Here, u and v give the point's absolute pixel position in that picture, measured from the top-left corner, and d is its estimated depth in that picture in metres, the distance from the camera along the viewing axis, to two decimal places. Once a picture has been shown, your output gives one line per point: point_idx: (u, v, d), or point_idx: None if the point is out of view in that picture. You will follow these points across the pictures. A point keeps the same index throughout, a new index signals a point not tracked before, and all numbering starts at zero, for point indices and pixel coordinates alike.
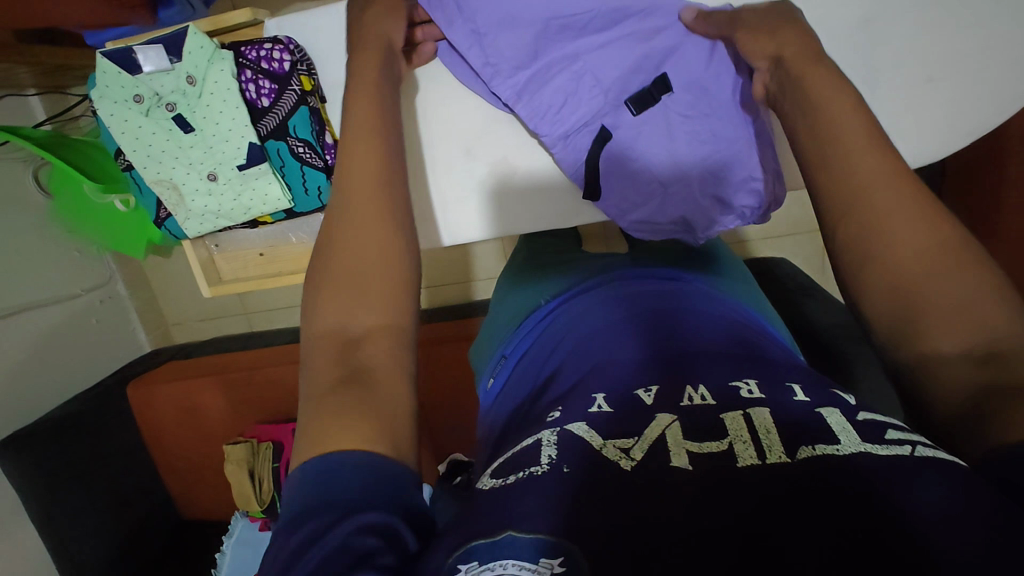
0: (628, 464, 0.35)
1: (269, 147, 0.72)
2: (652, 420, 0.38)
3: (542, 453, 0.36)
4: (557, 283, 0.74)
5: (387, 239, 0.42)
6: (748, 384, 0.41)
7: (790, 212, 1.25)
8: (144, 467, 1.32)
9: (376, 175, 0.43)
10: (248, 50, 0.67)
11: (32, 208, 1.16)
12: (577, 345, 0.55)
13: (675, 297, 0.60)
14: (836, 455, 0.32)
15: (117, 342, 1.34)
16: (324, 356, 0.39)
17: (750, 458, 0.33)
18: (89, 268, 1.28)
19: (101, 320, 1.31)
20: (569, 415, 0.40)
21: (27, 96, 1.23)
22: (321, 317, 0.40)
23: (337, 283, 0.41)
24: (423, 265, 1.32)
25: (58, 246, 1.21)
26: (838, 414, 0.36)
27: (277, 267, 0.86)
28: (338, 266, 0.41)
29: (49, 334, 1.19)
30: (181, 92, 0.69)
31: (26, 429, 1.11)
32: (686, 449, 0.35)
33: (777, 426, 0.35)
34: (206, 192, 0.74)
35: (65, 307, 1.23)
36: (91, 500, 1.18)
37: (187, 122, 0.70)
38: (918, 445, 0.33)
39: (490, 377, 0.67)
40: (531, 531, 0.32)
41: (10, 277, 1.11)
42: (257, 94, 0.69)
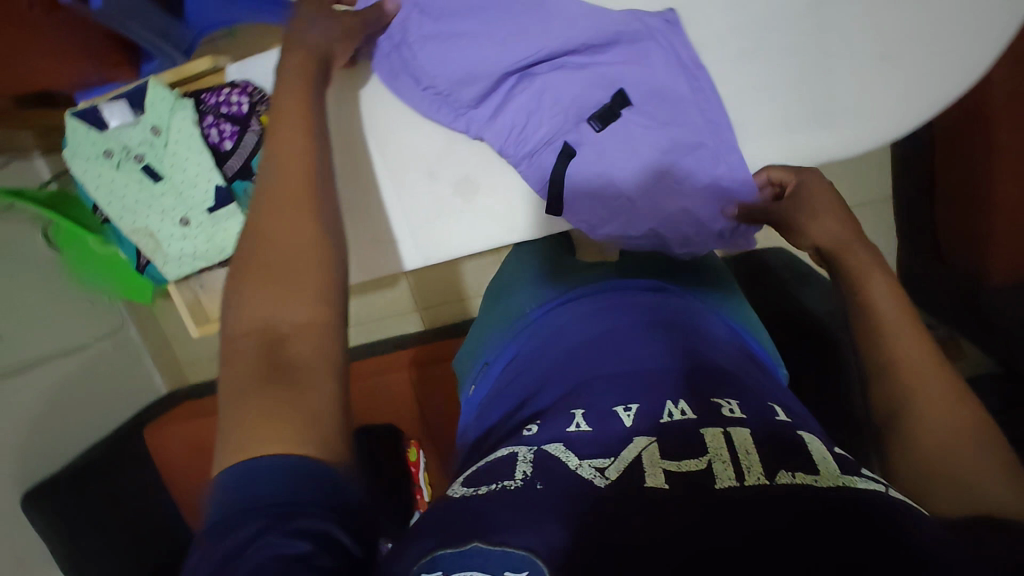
0: (602, 482, 0.39)
1: (236, 188, 0.75)
2: (631, 442, 0.41)
3: (517, 468, 0.41)
4: (539, 293, 0.74)
5: (314, 235, 0.44)
6: (730, 404, 0.45)
7: None
8: (165, 507, 1.35)
9: (306, 179, 0.45)
10: (209, 97, 0.71)
11: (43, 265, 1.21)
12: (560, 356, 0.56)
13: (660, 308, 0.61)
14: (814, 484, 0.37)
15: (132, 386, 1.38)
16: (248, 345, 0.40)
17: (729, 480, 0.38)
18: (99, 316, 1.32)
19: (114, 366, 1.35)
20: (549, 435, 0.44)
21: (32, 157, 1.27)
22: (248, 311, 0.41)
23: (261, 268, 0.42)
24: (415, 286, 1.33)
25: (69, 298, 1.25)
26: (819, 443, 0.42)
27: None
28: (259, 253, 0.42)
29: (67, 385, 1.23)
30: (148, 144, 0.72)
31: (50, 479, 1.15)
32: (663, 468, 0.39)
33: (756, 448, 0.39)
34: (181, 236, 0.76)
35: (79, 356, 1.27)
36: (114, 543, 1.20)
37: (156, 171, 0.74)
38: (890, 488, 0.38)
39: (472, 385, 0.68)
40: (503, 544, 0.35)
41: (26, 333, 1.16)
42: (220, 138, 0.72)
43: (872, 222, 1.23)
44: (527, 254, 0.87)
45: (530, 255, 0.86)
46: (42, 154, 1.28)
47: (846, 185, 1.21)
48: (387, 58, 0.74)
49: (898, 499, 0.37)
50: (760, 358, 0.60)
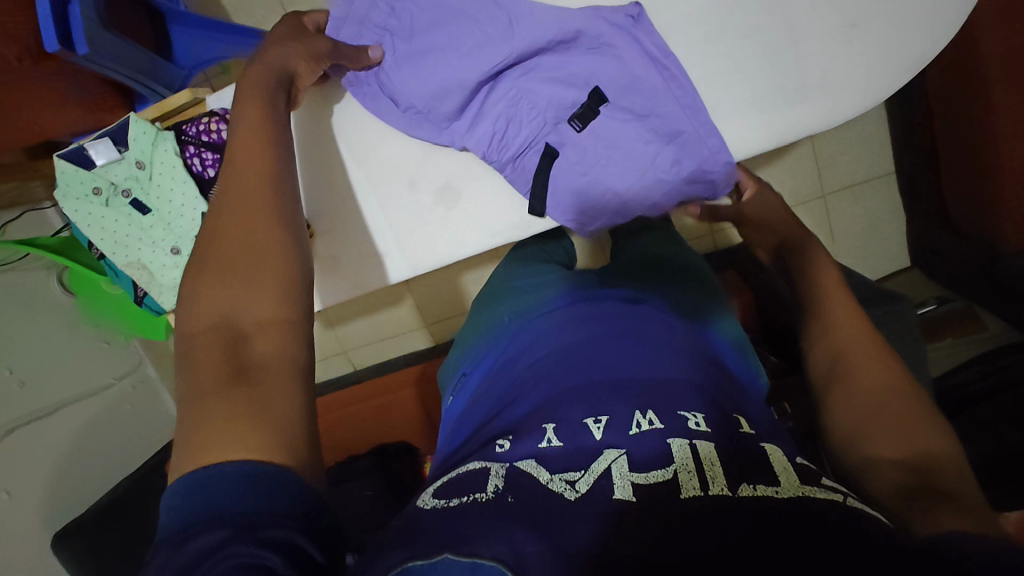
0: (572, 494, 0.39)
1: None
2: (601, 455, 0.41)
3: (489, 482, 0.41)
4: (518, 300, 0.75)
5: (274, 235, 0.46)
6: (695, 416, 0.44)
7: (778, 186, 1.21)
8: None
9: (261, 187, 0.48)
10: (189, 128, 0.75)
11: (60, 310, 1.25)
12: (534, 365, 0.56)
13: (636, 316, 0.61)
14: (776, 496, 0.37)
15: (154, 424, 1.41)
16: (211, 344, 0.41)
17: (694, 490, 0.38)
18: (117, 357, 1.35)
19: (135, 405, 1.37)
20: (520, 450, 0.44)
21: (44, 209, 1.31)
22: (202, 308, 0.42)
23: (222, 268, 0.44)
24: (420, 302, 1.33)
25: (87, 340, 1.29)
26: (779, 452, 0.43)
27: None
28: (217, 259, 0.44)
29: (89, 425, 1.26)
30: (134, 178, 0.76)
31: (77, 519, 1.16)
32: (631, 481, 0.39)
33: (721, 460, 0.40)
34: (173, 265, 0.77)
35: (100, 397, 1.30)
36: None
37: (144, 204, 0.77)
38: (849, 497, 0.39)
39: (451, 395, 0.69)
40: (472, 554, 0.34)
41: (49, 378, 1.19)
42: (203, 167, 0.76)
43: (877, 199, 1.20)
44: (514, 262, 0.88)
45: (516, 264, 0.87)
46: (53, 205, 1.33)
47: (845, 163, 1.18)
48: (366, 85, 0.78)
49: (857, 505, 0.37)
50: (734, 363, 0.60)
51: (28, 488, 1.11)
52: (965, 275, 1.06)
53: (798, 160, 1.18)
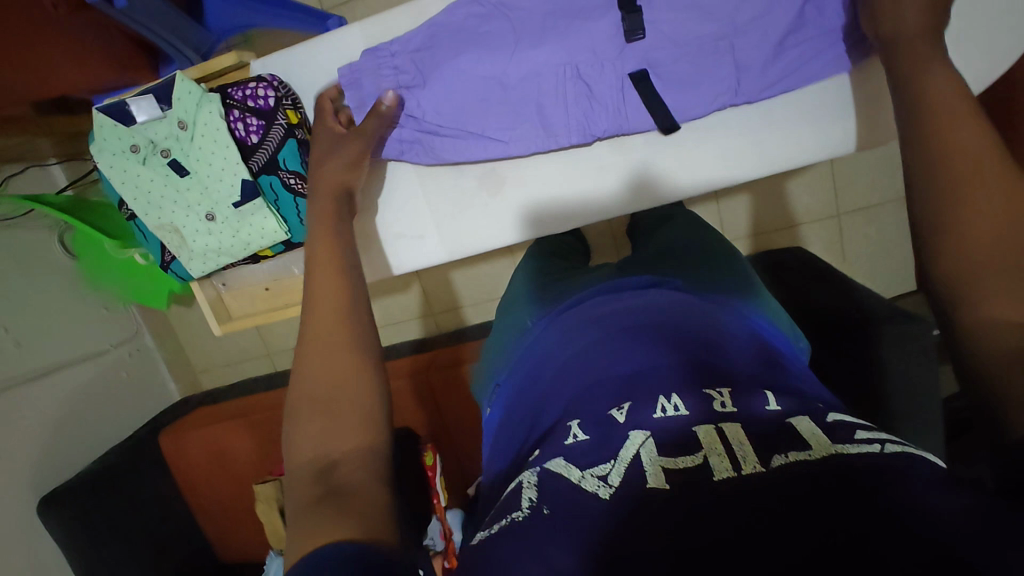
0: (607, 493, 0.36)
1: (262, 182, 0.78)
2: (627, 440, 0.39)
3: (524, 495, 0.38)
4: (545, 300, 0.73)
5: (354, 352, 0.45)
6: (721, 396, 0.42)
7: (797, 200, 1.23)
8: (180, 514, 1.31)
9: (340, 314, 0.46)
10: (234, 91, 0.75)
11: (59, 270, 1.21)
12: (556, 371, 0.54)
13: (656, 306, 0.58)
14: (809, 460, 0.34)
15: (149, 393, 1.38)
16: (304, 481, 0.40)
17: (725, 471, 0.35)
18: (114, 323, 1.32)
19: (130, 373, 1.34)
20: (547, 451, 0.41)
21: (48, 165, 1.28)
22: (300, 445, 0.41)
23: (309, 404, 0.43)
24: (429, 290, 1.35)
25: (86, 303, 1.25)
26: (807, 421, 0.38)
27: (283, 298, 0.88)
28: (304, 392, 0.43)
29: (82, 390, 1.23)
30: (174, 138, 0.75)
31: (64, 484, 1.13)
32: (661, 467, 0.37)
33: (748, 437, 0.37)
34: (206, 231, 0.79)
35: (95, 362, 1.26)
36: (134, 553, 1.18)
37: (181, 166, 0.77)
38: (887, 442, 0.35)
39: (486, 405, 0.67)
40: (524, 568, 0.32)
41: (42, 340, 1.15)
42: (245, 132, 0.76)
43: (889, 223, 1.23)
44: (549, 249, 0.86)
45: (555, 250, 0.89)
46: (58, 162, 1.29)
47: (863, 184, 1.21)
48: (413, 142, 0.80)
49: (897, 452, 0.34)
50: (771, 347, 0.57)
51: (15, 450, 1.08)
52: None
53: (817, 179, 1.21)
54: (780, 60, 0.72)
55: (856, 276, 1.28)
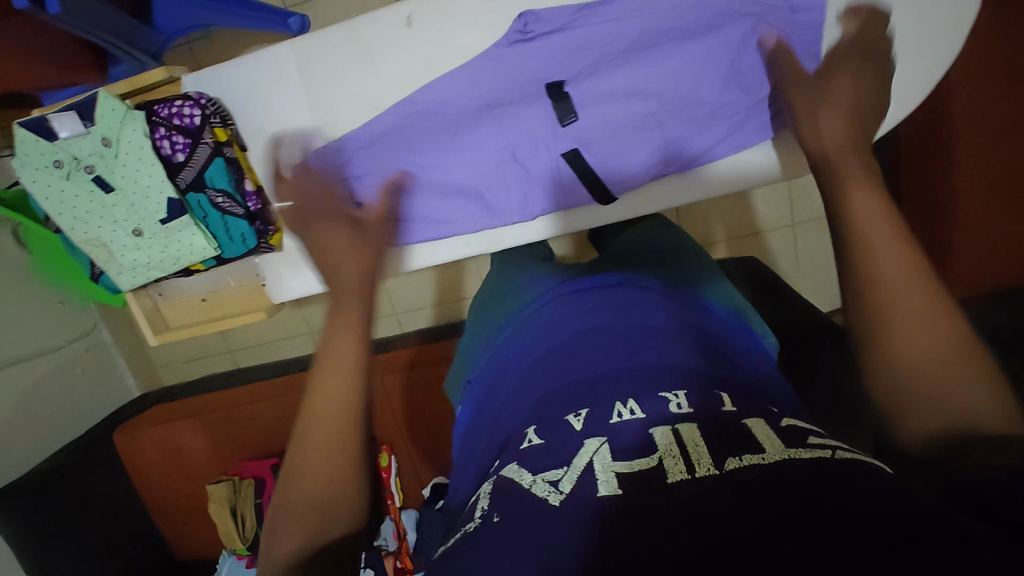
0: (556, 499, 0.36)
1: (189, 200, 0.88)
2: (582, 447, 0.40)
3: (477, 506, 0.40)
4: (517, 297, 0.73)
5: (353, 402, 0.42)
6: (677, 396, 0.43)
7: (755, 210, 1.25)
8: (135, 510, 1.32)
9: (350, 363, 0.43)
10: (160, 110, 0.84)
11: (13, 264, 1.20)
12: (521, 372, 0.54)
13: (623, 301, 0.58)
14: (763, 463, 0.35)
15: (106, 389, 1.38)
16: (290, 538, 0.39)
17: (680, 473, 0.36)
18: (73, 318, 1.32)
19: (87, 369, 1.34)
20: (506, 458, 0.43)
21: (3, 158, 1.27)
22: (291, 499, 0.40)
23: (304, 456, 0.41)
24: (393, 292, 1.34)
25: (41, 298, 1.25)
26: (762, 423, 0.39)
27: (218, 309, 1.03)
28: (298, 443, 0.42)
29: (36, 385, 1.22)
30: (98, 155, 0.84)
31: (15, 481, 1.13)
32: (615, 473, 0.37)
33: (705, 438, 0.38)
34: (134, 246, 0.89)
35: (50, 358, 1.26)
36: (85, 548, 1.20)
37: (107, 182, 0.85)
38: (838, 450, 0.36)
39: (460, 402, 0.68)
40: None
41: None
42: (172, 150, 0.85)
43: None
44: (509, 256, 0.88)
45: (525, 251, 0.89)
46: None
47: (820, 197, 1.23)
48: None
49: (850, 458, 0.35)
50: (736, 339, 0.58)
51: None
52: None
53: (774, 190, 1.23)
54: (696, 124, 0.80)
55: (808, 287, 1.32)
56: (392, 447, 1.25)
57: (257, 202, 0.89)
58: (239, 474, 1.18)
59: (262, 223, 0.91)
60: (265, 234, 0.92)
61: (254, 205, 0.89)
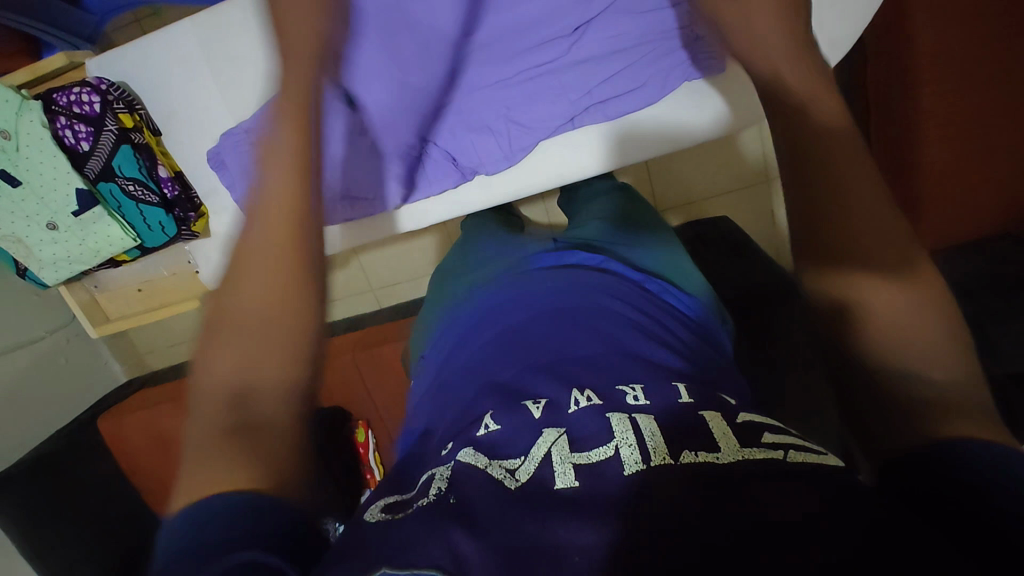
0: (512, 484, 0.37)
1: (101, 189, 0.90)
2: (540, 437, 0.40)
3: (433, 485, 0.39)
4: (476, 277, 0.72)
5: (296, 275, 0.38)
6: (634, 389, 0.42)
7: (725, 167, 1.23)
8: (129, 492, 1.36)
9: (296, 232, 0.39)
10: (59, 98, 0.85)
11: None
12: (481, 349, 0.53)
13: (593, 282, 0.57)
14: (716, 464, 0.36)
15: (92, 376, 1.40)
16: (209, 408, 0.36)
17: (636, 464, 0.37)
18: (51, 309, 1.33)
19: (70, 358, 1.35)
20: (460, 442, 0.42)
21: None
22: (217, 361, 0.37)
23: (232, 318, 0.38)
24: (367, 267, 1.34)
25: (16, 292, 1.25)
26: (720, 418, 0.39)
27: (156, 297, 1.05)
28: (225, 299, 0.38)
29: (20, 379, 1.24)
30: (1, 149, 0.85)
31: (6, 474, 1.16)
32: (572, 465, 0.38)
33: (661, 429, 0.39)
34: (51, 240, 0.92)
35: (31, 351, 1.27)
36: (81, 534, 1.23)
37: (14, 176, 0.87)
38: (792, 450, 0.37)
39: (415, 376, 0.66)
40: (409, 566, 0.33)
41: None
42: (75, 138, 0.87)
43: None
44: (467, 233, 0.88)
45: (477, 228, 0.87)
46: None
47: None
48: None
49: (802, 459, 0.36)
50: (695, 325, 0.58)
51: None
52: None
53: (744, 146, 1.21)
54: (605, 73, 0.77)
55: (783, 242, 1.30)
56: (370, 422, 1.26)
57: (170, 189, 0.90)
58: None
59: (181, 211, 0.91)
60: (186, 223, 0.92)
61: (167, 191, 0.90)
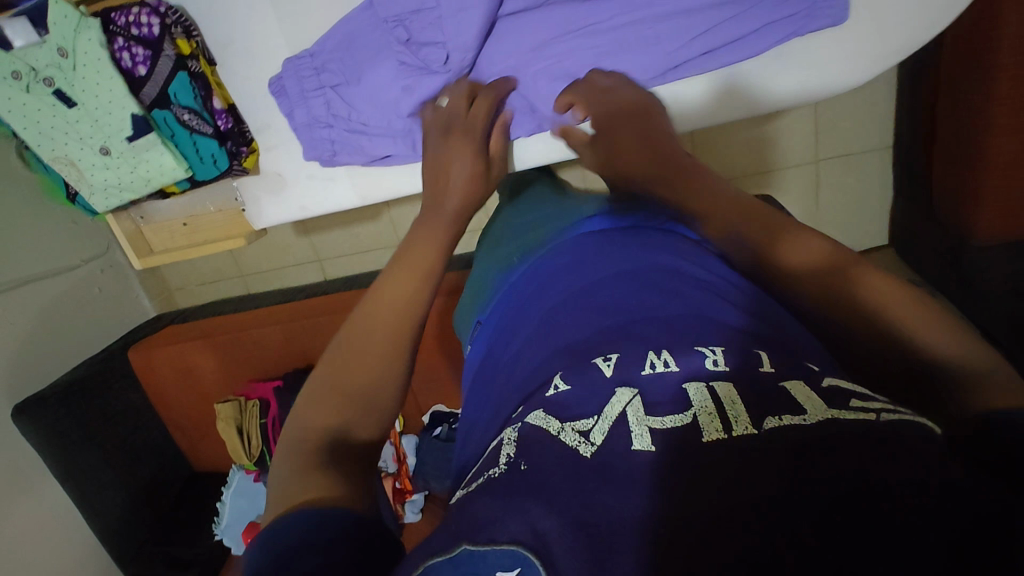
0: (588, 451, 0.34)
1: (156, 117, 0.89)
2: (612, 398, 0.37)
3: (502, 452, 0.36)
4: (531, 241, 0.69)
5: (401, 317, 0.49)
6: (713, 352, 0.39)
7: (774, 143, 1.19)
8: (152, 424, 1.38)
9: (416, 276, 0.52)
10: (117, 18, 0.83)
11: (21, 184, 1.20)
12: (544, 314, 0.50)
13: (656, 246, 0.54)
14: (805, 424, 0.32)
15: (123, 308, 1.41)
16: (319, 393, 0.45)
17: (716, 433, 0.33)
18: (86, 239, 1.33)
19: (103, 288, 1.37)
20: (530, 405, 0.38)
21: None
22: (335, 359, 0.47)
23: (348, 335, 0.48)
24: (398, 221, 1.34)
25: (54, 219, 1.26)
26: (801, 385, 0.35)
27: (199, 234, 1.06)
28: (349, 326, 0.49)
29: (52, 304, 1.25)
30: (56, 66, 0.83)
31: (37, 394, 1.18)
32: (649, 427, 0.34)
33: (742, 396, 0.34)
34: (103, 166, 0.90)
35: (65, 278, 1.29)
36: (105, 458, 1.26)
37: (68, 96, 0.85)
38: (886, 410, 0.33)
39: (466, 345, 0.63)
40: (490, 542, 0.30)
41: (9, 254, 1.16)
42: (131, 62, 0.84)
43: (871, 170, 1.21)
44: (516, 195, 0.87)
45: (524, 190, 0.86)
46: None
47: (842, 130, 1.17)
48: (344, 141, 0.90)
49: (895, 418, 0.32)
50: None
51: None
52: (932, 265, 1.08)
53: (799, 119, 1.17)
54: (669, 29, 0.79)
55: (827, 225, 1.28)
56: None
57: (225, 122, 0.90)
58: (246, 394, 1.24)
59: (233, 144, 0.91)
60: (237, 157, 0.93)
61: (223, 124, 0.90)
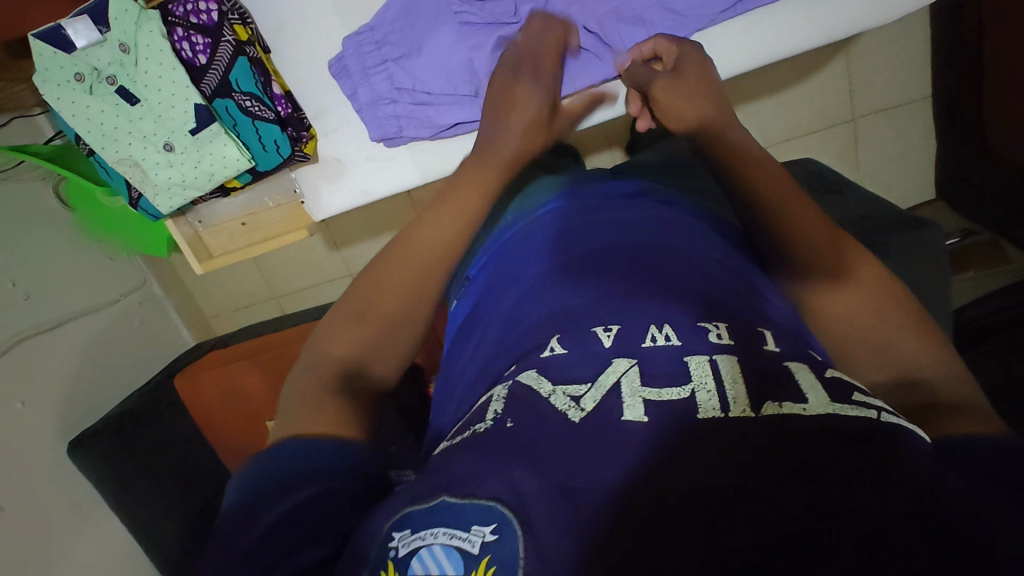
0: (576, 415, 0.37)
1: (218, 106, 0.90)
2: (610, 365, 0.40)
3: (489, 409, 0.40)
4: (528, 199, 0.70)
5: (435, 259, 0.55)
6: (716, 327, 0.42)
7: (808, 105, 1.15)
8: None
9: (454, 218, 0.57)
10: (175, 9, 0.84)
11: (58, 221, 1.21)
12: (541, 273, 0.52)
13: (655, 218, 0.56)
14: (802, 414, 0.35)
15: (162, 338, 1.43)
16: (350, 305, 0.53)
17: (712, 410, 0.36)
18: (122, 273, 1.35)
19: (142, 320, 1.38)
20: (523, 365, 0.43)
21: (33, 114, 1.16)
22: (374, 278, 0.54)
23: (390, 255, 0.55)
24: None
25: (91, 255, 1.27)
26: (806, 371, 0.39)
27: (260, 232, 1.07)
28: (394, 245, 0.56)
29: (96, 340, 1.27)
30: (118, 63, 0.85)
31: (92, 428, 1.19)
32: (642, 399, 0.37)
33: (743, 375, 0.38)
34: (166, 164, 0.90)
35: (107, 312, 1.30)
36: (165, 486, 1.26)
37: (130, 94, 0.87)
38: (883, 412, 0.37)
39: (455, 298, 0.65)
40: (471, 496, 0.34)
41: (54, 292, 1.18)
42: (192, 53, 0.87)
43: (912, 122, 1.16)
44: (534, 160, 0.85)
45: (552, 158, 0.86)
46: (43, 111, 1.17)
47: (879, 83, 1.13)
48: (409, 115, 0.92)
49: (890, 422, 0.36)
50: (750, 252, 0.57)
51: (41, 399, 1.13)
52: (994, 210, 1.03)
53: (831, 78, 1.12)
54: None
55: (872, 184, 1.22)
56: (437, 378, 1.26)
57: (286, 106, 0.91)
58: None
59: (294, 130, 0.92)
60: (298, 143, 0.93)
61: (283, 109, 0.90)
